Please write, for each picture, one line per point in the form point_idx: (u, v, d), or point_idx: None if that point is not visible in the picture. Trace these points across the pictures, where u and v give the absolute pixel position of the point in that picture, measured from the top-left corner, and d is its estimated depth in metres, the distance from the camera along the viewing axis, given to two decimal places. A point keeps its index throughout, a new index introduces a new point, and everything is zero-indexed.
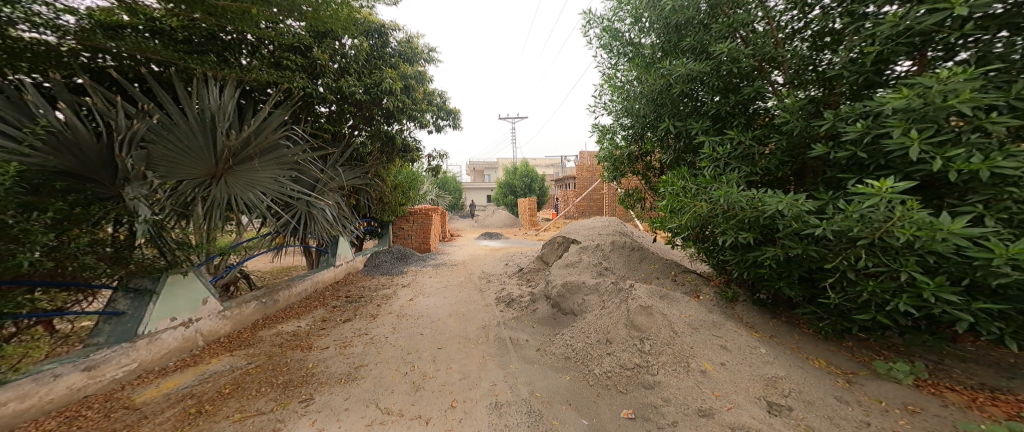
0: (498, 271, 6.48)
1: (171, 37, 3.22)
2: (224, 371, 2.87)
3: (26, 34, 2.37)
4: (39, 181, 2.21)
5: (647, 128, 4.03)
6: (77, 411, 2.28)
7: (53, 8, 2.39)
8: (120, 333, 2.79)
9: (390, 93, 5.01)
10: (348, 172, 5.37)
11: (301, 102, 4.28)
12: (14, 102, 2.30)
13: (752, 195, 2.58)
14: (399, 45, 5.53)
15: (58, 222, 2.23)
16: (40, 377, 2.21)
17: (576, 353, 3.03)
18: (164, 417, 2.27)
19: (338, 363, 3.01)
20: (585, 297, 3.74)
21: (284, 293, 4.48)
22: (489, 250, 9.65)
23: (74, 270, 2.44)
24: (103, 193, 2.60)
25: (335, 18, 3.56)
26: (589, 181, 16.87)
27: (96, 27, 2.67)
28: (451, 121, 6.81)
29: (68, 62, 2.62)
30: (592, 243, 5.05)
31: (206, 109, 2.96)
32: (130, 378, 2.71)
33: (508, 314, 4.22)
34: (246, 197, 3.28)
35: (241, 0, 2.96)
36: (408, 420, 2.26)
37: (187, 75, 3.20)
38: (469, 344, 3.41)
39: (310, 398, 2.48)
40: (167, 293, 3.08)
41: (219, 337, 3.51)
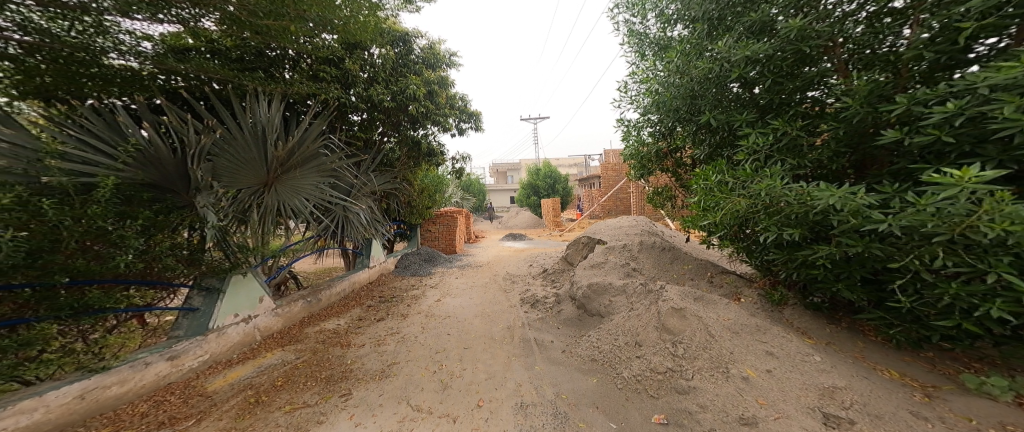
0: (525, 272, 6.51)
1: (226, 56, 3.63)
2: (277, 364, 3.10)
3: (117, 61, 2.83)
4: (130, 193, 2.55)
5: (678, 122, 3.88)
6: (163, 397, 2.57)
7: (134, 36, 2.83)
8: (195, 326, 3.10)
9: (415, 99, 5.19)
10: (380, 177, 5.58)
11: (336, 112, 4.55)
12: (110, 123, 2.64)
13: (799, 188, 2.39)
14: (422, 52, 5.69)
15: (145, 228, 2.56)
16: (135, 364, 2.53)
17: (603, 355, 2.96)
18: (229, 405, 2.49)
19: (374, 360, 3.15)
20: (611, 299, 3.65)
21: (326, 293, 4.76)
22: (515, 250, 9.71)
23: (158, 270, 2.77)
24: (179, 201, 2.91)
25: (363, 29, 3.73)
26: (616, 180, 16.37)
27: (167, 50, 3.11)
28: (473, 124, 6.91)
29: (148, 85, 3.06)
30: (619, 244, 4.92)
31: (258, 122, 3.22)
32: (203, 368, 3.00)
33: (533, 315, 4.20)
34: (292, 203, 3.50)
35: (280, 18, 3.15)
36: (437, 417, 2.32)
37: (241, 91, 3.53)
38: (495, 344, 3.44)
39: (349, 393, 2.61)
40: (231, 291, 3.37)
41: (273, 332, 3.79)
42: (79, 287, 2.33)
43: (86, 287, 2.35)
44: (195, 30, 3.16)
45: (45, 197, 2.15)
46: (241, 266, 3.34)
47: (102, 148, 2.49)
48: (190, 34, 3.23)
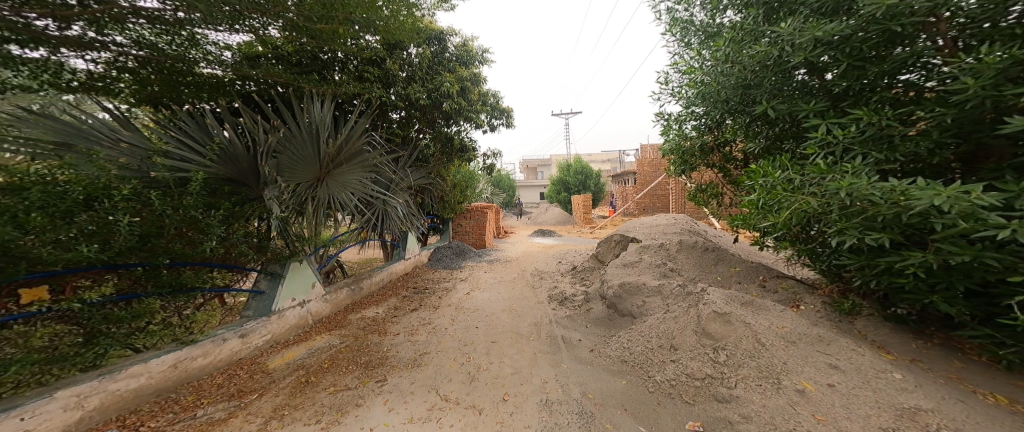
0: (554, 268, 6.45)
1: (288, 61, 4.01)
2: (325, 347, 3.34)
3: (205, 70, 3.27)
4: (214, 186, 2.91)
5: (727, 113, 3.63)
6: (236, 370, 2.88)
7: (217, 46, 3.23)
8: (261, 307, 3.42)
9: (449, 96, 5.30)
10: (415, 173, 5.68)
11: (377, 110, 4.78)
12: (201, 125, 3.04)
13: (891, 185, 2.12)
14: (456, 49, 5.80)
15: (225, 216, 2.91)
16: (216, 339, 2.86)
17: (634, 357, 2.87)
18: (282, 383, 2.72)
19: (406, 349, 3.29)
20: (645, 300, 3.52)
21: (367, 281, 5.03)
22: (543, 247, 9.65)
23: (233, 255, 3.09)
24: (251, 194, 3.23)
25: (403, 29, 3.88)
26: (653, 176, 15.60)
27: (241, 58, 3.51)
28: (504, 120, 6.92)
29: (228, 90, 3.52)
30: (654, 244, 4.71)
31: (313, 121, 3.45)
32: (267, 347, 3.31)
33: (560, 312, 4.14)
34: (341, 197, 3.65)
35: (331, 21, 3.35)
36: (463, 408, 2.37)
37: (301, 93, 3.86)
38: (522, 340, 3.44)
39: (384, 379, 2.75)
40: (290, 277, 3.67)
41: (323, 317, 4.08)
42: (177, 267, 2.65)
43: (182, 268, 2.68)
44: (263, 37, 3.45)
45: (151, 188, 2.51)
46: (299, 254, 3.62)
47: (194, 146, 2.87)
48: (262, 44, 3.64)
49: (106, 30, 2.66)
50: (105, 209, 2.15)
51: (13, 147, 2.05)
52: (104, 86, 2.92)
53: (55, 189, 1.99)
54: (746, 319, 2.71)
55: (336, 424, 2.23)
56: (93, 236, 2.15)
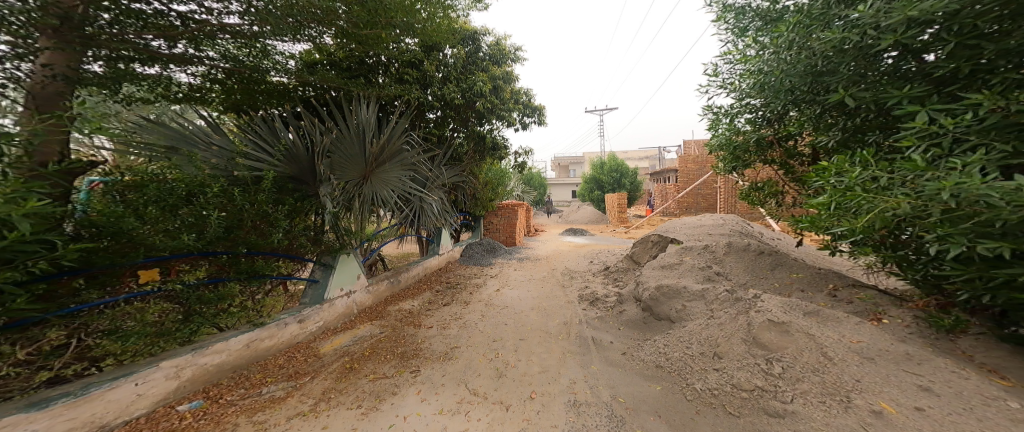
0: (586, 267, 6.33)
1: (340, 66, 4.35)
2: (368, 336, 3.53)
3: (274, 78, 3.66)
4: (281, 184, 3.25)
5: (792, 103, 3.31)
6: (295, 352, 3.12)
7: (283, 55, 3.60)
8: (316, 295, 3.67)
9: (482, 95, 5.38)
10: (449, 170, 5.81)
11: (416, 111, 4.94)
12: (272, 127, 3.42)
13: (1014, 185, 1.80)
14: (489, 48, 5.86)
15: (287, 210, 3.22)
16: (281, 323, 3.12)
17: (671, 363, 2.75)
18: (329, 368, 2.90)
19: (438, 342, 3.39)
20: (685, 304, 3.36)
21: (404, 275, 5.24)
22: (575, 246, 9.50)
23: (291, 247, 3.36)
24: (308, 191, 3.50)
25: (440, 30, 3.98)
26: (698, 173, 14.72)
27: (302, 66, 3.82)
28: (536, 118, 6.88)
29: (292, 96, 3.89)
30: (699, 245, 4.50)
31: (361, 122, 3.65)
32: (320, 333, 3.55)
33: (592, 313, 4.05)
34: (382, 194, 3.83)
35: (375, 26, 3.48)
36: (491, 404, 2.39)
37: (350, 96, 4.11)
38: (549, 339, 3.42)
39: (418, 370, 2.85)
40: (340, 268, 3.91)
41: (367, 307, 4.31)
42: (250, 256, 2.99)
43: (254, 257, 3.01)
44: (319, 45, 3.67)
45: (235, 185, 2.93)
46: (347, 248, 3.84)
47: (264, 147, 3.28)
48: (319, 52, 4.09)
49: (202, 46, 3.04)
50: (200, 203, 2.52)
51: (138, 151, 2.57)
52: (201, 96, 3.36)
53: (166, 185, 2.39)
54: (808, 330, 2.51)
55: (374, 410, 2.35)
56: (191, 227, 2.49)
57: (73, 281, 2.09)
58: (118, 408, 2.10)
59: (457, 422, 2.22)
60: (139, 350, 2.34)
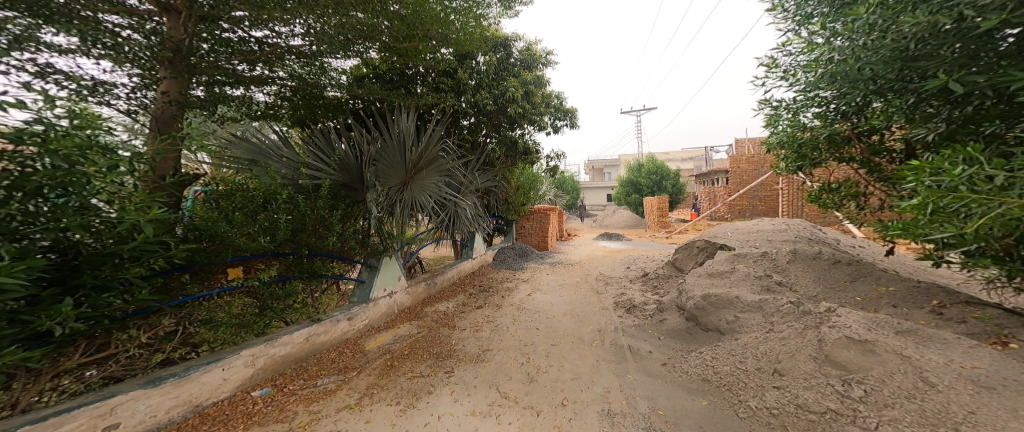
0: (621, 273, 6.13)
1: (384, 78, 4.64)
2: (408, 335, 3.66)
3: (330, 92, 3.96)
4: (335, 191, 3.52)
5: (875, 93, 2.85)
6: (345, 347, 3.31)
7: (338, 71, 3.91)
8: (362, 295, 3.87)
9: (513, 101, 5.45)
10: (483, 175, 5.90)
11: (451, 118, 5.09)
12: (326, 139, 3.68)
13: None
14: (521, 54, 5.95)
15: (340, 215, 3.44)
16: (335, 320, 3.33)
17: (720, 377, 2.58)
18: (373, 364, 3.03)
19: (471, 344, 3.43)
20: (738, 314, 3.15)
21: (440, 277, 5.38)
22: (610, 251, 9.27)
23: (344, 248, 3.59)
24: (356, 197, 3.72)
25: (473, 38, 4.07)
26: (756, 172, 13.71)
27: (349, 79, 4.07)
28: (569, 121, 6.84)
29: (344, 108, 4.20)
30: (756, 252, 4.33)
31: (401, 131, 3.82)
32: (366, 330, 3.73)
33: (628, 320, 3.91)
34: (420, 199, 3.97)
35: (412, 40, 3.64)
36: (521, 408, 2.38)
37: (393, 106, 4.29)
38: (582, 345, 3.35)
39: (452, 371, 2.90)
40: (383, 269, 4.09)
41: (406, 307, 4.47)
42: (311, 256, 3.24)
43: (314, 257, 3.27)
44: (366, 60, 3.92)
45: (300, 194, 3.18)
46: (390, 250, 4.01)
47: (321, 158, 3.52)
48: (368, 64, 4.33)
49: (275, 68, 3.37)
50: (274, 208, 2.80)
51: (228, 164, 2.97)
52: (274, 112, 3.84)
53: (249, 193, 2.70)
54: (901, 351, 2.20)
55: (411, 407, 2.42)
56: (266, 230, 2.77)
57: (181, 275, 2.38)
58: (209, 390, 2.34)
59: (488, 424, 2.23)
60: (226, 339, 2.61)
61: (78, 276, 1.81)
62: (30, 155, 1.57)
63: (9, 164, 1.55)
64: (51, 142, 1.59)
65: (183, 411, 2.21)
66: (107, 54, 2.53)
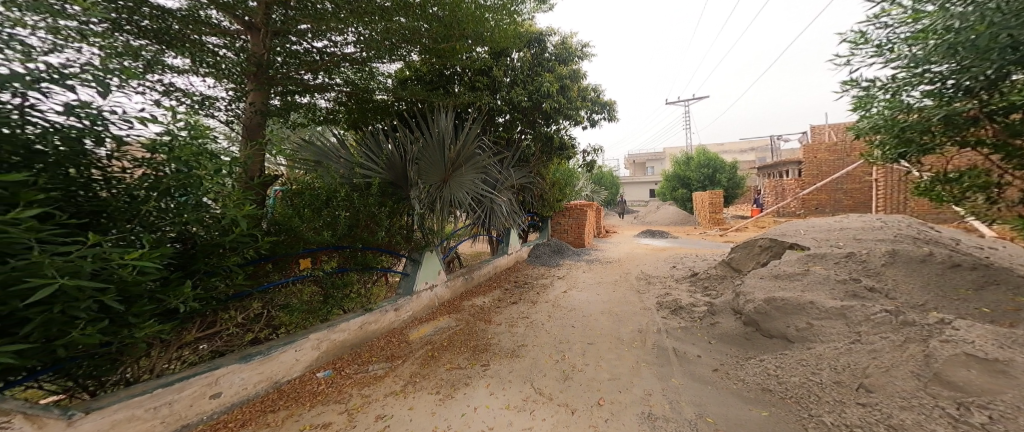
0: (664, 273, 5.86)
1: (423, 80, 4.83)
2: (448, 327, 3.77)
3: (378, 96, 4.13)
4: (383, 189, 3.72)
5: (1019, 62, 2.30)
6: (390, 337, 3.46)
7: (384, 74, 4.08)
8: (406, 287, 4.02)
9: (549, 96, 5.38)
10: (518, 172, 5.90)
11: (487, 116, 5.15)
12: (373, 139, 3.87)
13: None
14: (556, 48, 5.89)
15: (387, 211, 3.61)
16: (383, 310, 3.49)
17: (786, 389, 2.38)
18: (416, 354, 3.15)
19: (507, 339, 3.45)
20: (810, 322, 2.88)
21: (477, 272, 5.47)
22: (653, 249, 8.90)
23: (391, 243, 3.75)
24: (400, 194, 3.88)
25: (507, 35, 4.08)
26: (841, 162, 12.34)
27: (394, 84, 4.24)
28: (607, 114, 6.66)
29: (393, 111, 4.35)
30: (839, 252, 3.87)
31: (441, 130, 3.92)
32: (409, 321, 3.89)
33: (674, 322, 3.74)
34: (458, 196, 4.05)
35: (449, 40, 3.70)
36: (556, 405, 2.36)
37: (433, 106, 4.39)
38: (621, 345, 3.26)
39: (488, 364, 2.95)
40: (425, 263, 4.22)
41: (444, 301, 4.59)
42: (366, 250, 3.39)
43: (368, 251, 3.43)
44: (408, 62, 4.06)
45: (356, 191, 3.41)
46: (431, 245, 4.14)
47: (371, 156, 3.72)
48: (410, 68, 4.61)
49: (332, 75, 3.66)
50: (334, 206, 3.03)
51: (300, 166, 3.32)
52: (332, 117, 4.15)
53: (315, 193, 2.99)
54: None
55: (449, 397, 2.49)
56: (328, 225, 2.98)
57: (265, 264, 2.67)
58: (285, 368, 2.57)
59: (522, 419, 2.24)
60: (299, 324, 2.83)
61: (196, 262, 2.10)
62: (161, 162, 1.90)
63: (146, 169, 1.90)
64: (176, 151, 1.92)
65: (264, 386, 2.44)
66: (210, 72, 2.93)
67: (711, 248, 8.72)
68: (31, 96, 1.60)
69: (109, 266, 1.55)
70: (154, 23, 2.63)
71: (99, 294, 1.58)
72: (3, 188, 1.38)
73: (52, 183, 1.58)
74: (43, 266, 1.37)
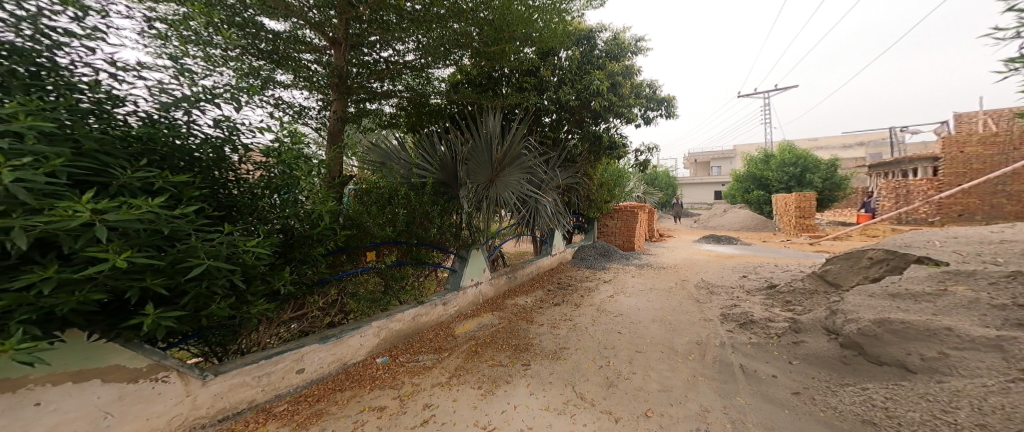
0: (732, 284, 5.34)
1: (474, 82, 4.98)
2: (490, 325, 3.84)
3: (434, 100, 4.34)
4: (435, 188, 3.92)
5: None
6: (437, 330, 3.61)
7: (439, 79, 4.28)
8: (453, 282, 4.16)
9: (598, 94, 5.23)
10: (564, 172, 5.79)
11: (533, 116, 5.16)
12: (428, 142, 4.09)
13: None
14: (606, 44, 5.70)
15: (439, 208, 3.79)
16: (433, 304, 3.65)
17: (892, 423, 2.04)
18: (461, 348, 3.26)
19: (548, 340, 3.43)
20: (943, 351, 2.39)
21: (520, 271, 5.50)
22: (717, 256, 8.19)
23: (443, 240, 3.93)
24: (450, 193, 4.04)
25: (556, 34, 4.03)
26: (1002, 160, 9.77)
27: (446, 87, 4.42)
28: (664, 110, 6.29)
29: (446, 112, 4.54)
30: (998, 271, 2.99)
31: (489, 131, 3.98)
32: (455, 316, 4.02)
33: (742, 337, 3.42)
34: (504, 196, 4.08)
35: (498, 43, 3.76)
36: (597, 411, 2.30)
37: (482, 108, 4.51)
38: (674, 356, 3.07)
39: (528, 364, 2.96)
40: (471, 260, 4.32)
41: (488, 298, 4.68)
42: (423, 246, 3.64)
43: (423, 247, 3.69)
44: (460, 66, 4.21)
45: (413, 190, 3.63)
46: (477, 243, 4.23)
47: (427, 159, 3.95)
48: (461, 72, 4.75)
49: (396, 82, 3.91)
50: (396, 203, 3.26)
51: (365, 165, 3.64)
52: (393, 122, 4.45)
53: (379, 191, 3.23)
54: None
55: (490, 393, 2.53)
56: (389, 221, 3.21)
57: (341, 255, 2.93)
58: (353, 351, 2.80)
59: (562, 421, 2.21)
60: (363, 311, 3.07)
61: (295, 252, 2.40)
62: (273, 165, 2.24)
63: (265, 171, 2.24)
64: (283, 156, 2.24)
65: (336, 366, 2.68)
66: (307, 85, 3.32)
67: (793, 259, 7.69)
68: (194, 114, 1.97)
69: (238, 250, 1.83)
70: (270, 46, 3.05)
71: (232, 273, 1.87)
72: (174, 189, 1.74)
73: (204, 183, 1.95)
74: (197, 250, 1.67)
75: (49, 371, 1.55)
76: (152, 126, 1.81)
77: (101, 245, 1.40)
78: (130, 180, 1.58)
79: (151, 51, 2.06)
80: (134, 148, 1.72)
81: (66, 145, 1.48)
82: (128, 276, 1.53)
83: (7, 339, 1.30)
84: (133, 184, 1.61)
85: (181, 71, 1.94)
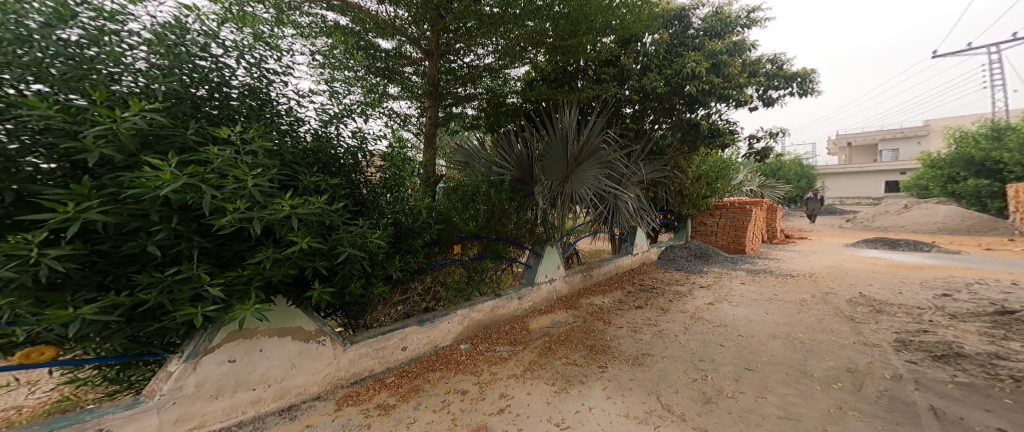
0: (913, 303, 3.96)
1: (548, 78, 4.95)
2: (565, 322, 3.73)
3: (509, 100, 4.51)
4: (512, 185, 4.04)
5: None
6: (511, 324, 3.67)
7: (514, 78, 4.43)
8: (528, 278, 4.15)
9: (694, 78, 4.52)
10: (651, 166, 5.20)
11: (614, 109, 4.85)
12: (507, 141, 4.25)
13: None
14: (705, 21, 4.99)
15: (515, 203, 3.90)
16: (507, 297, 3.73)
17: None
18: (536, 343, 3.27)
19: (630, 344, 3.15)
20: None
21: (597, 270, 5.19)
22: (885, 264, 6.29)
23: (518, 235, 4.00)
24: (524, 190, 4.09)
25: (638, 18, 3.73)
26: None
27: (521, 85, 4.52)
28: (801, 89, 5.03)
29: (524, 109, 4.64)
30: None
31: (565, 127, 3.87)
32: (529, 311, 4.03)
33: (931, 372, 2.48)
34: (581, 192, 3.94)
35: (576, 35, 3.68)
36: (689, 427, 2.01)
37: (555, 103, 4.46)
38: (805, 382, 2.45)
39: (605, 366, 2.76)
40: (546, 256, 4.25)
41: (562, 295, 4.55)
42: (506, 241, 3.81)
43: (506, 244, 3.86)
44: (535, 64, 4.18)
45: (495, 188, 3.79)
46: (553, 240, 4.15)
47: (506, 159, 4.14)
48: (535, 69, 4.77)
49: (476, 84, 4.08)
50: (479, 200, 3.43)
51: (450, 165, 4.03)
52: (475, 124, 4.72)
53: (467, 190, 3.42)
54: None
55: (564, 391, 2.46)
56: (476, 216, 3.43)
57: (435, 248, 3.23)
58: (443, 335, 3.10)
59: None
60: (451, 300, 3.36)
61: (409, 240, 2.76)
62: (387, 169, 2.66)
63: (383, 173, 2.66)
64: (393, 160, 2.71)
65: (427, 347, 2.99)
66: (416, 96, 3.81)
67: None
68: (341, 127, 2.47)
69: (368, 239, 2.21)
70: (383, 63, 3.51)
71: (365, 258, 2.26)
72: (331, 189, 2.22)
73: (347, 183, 2.42)
74: (344, 240, 2.08)
75: (269, 325, 2.17)
76: (322, 140, 2.34)
77: (296, 232, 1.88)
78: (309, 183, 2.08)
79: (315, 77, 2.60)
80: (312, 159, 2.25)
81: (279, 158, 2.04)
82: (307, 257, 2.00)
83: (249, 301, 1.84)
84: (309, 187, 2.10)
85: (334, 93, 2.44)
